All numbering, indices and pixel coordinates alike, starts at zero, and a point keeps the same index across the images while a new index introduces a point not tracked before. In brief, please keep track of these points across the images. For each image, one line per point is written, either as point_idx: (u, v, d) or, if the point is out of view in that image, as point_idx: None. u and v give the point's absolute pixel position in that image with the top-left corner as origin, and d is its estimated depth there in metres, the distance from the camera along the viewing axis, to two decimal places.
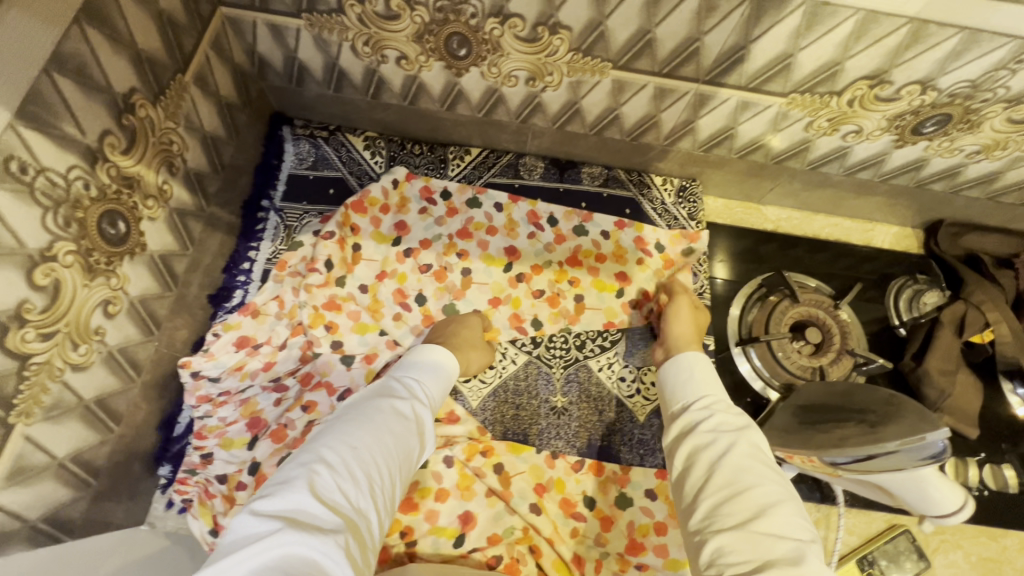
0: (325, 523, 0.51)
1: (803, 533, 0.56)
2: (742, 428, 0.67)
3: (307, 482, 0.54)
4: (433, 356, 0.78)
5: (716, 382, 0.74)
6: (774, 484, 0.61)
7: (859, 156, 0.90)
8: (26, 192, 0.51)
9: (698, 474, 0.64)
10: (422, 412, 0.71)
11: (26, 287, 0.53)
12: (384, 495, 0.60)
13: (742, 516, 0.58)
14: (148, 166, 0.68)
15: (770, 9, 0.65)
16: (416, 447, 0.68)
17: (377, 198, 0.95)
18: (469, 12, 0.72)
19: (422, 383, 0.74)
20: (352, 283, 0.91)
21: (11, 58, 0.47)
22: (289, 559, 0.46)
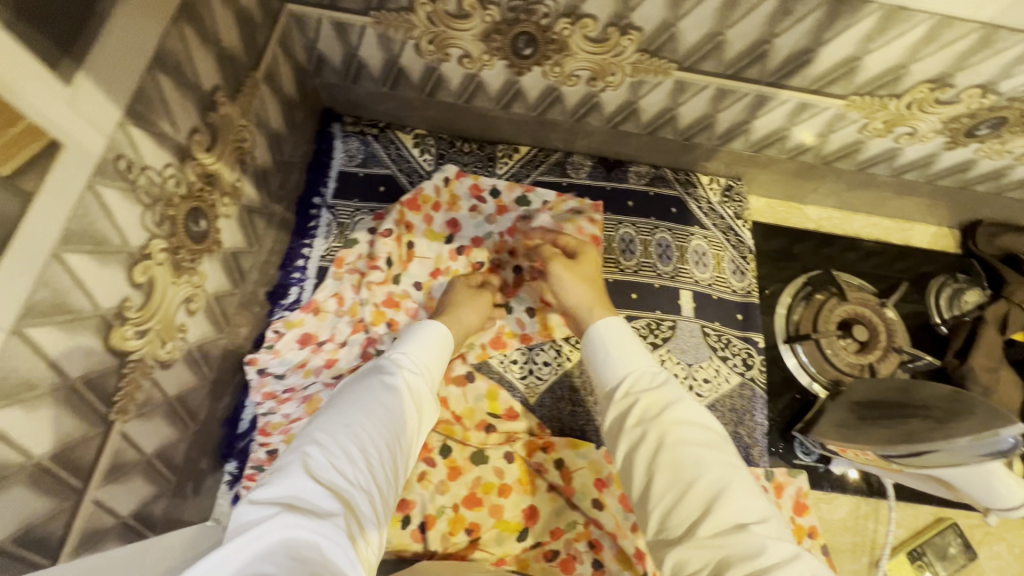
0: (322, 506, 0.51)
1: (754, 516, 0.55)
2: (671, 405, 0.64)
3: (302, 466, 0.54)
4: (422, 327, 0.77)
5: (634, 349, 0.72)
6: (719, 469, 0.58)
7: (909, 157, 0.92)
8: (131, 190, 0.51)
9: (643, 472, 0.61)
10: (415, 381, 0.70)
11: (128, 285, 0.53)
12: (389, 467, 0.60)
13: (691, 516, 0.56)
14: (226, 163, 0.68)
15: (845, 13, 0.66)
16: (414, 417, 0.66)
17: (429, 196, 0.96)
18: (542, 12, 0.72)
19: (409, 354, 0.72)
20: (407, 280, 0.92)
21: (125, 57, 0.47)
22: (288, 544, 0.46)
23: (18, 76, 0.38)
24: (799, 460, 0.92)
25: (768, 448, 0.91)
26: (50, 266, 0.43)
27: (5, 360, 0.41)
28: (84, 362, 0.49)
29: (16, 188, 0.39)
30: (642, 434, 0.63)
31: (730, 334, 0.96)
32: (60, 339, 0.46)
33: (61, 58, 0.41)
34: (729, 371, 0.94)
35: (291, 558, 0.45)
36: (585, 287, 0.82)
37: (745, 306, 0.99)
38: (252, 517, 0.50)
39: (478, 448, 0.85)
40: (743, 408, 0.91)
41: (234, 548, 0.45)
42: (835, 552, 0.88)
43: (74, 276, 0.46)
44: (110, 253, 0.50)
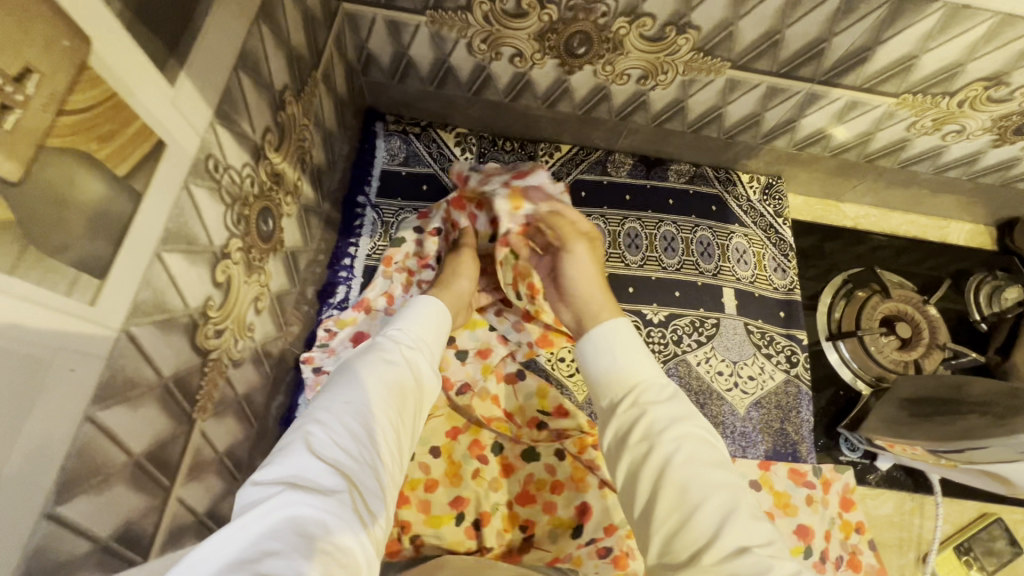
0: (327, 483, 0.48)
1: (759, 539, 0.50)
2: (679, 420, 0.60)
3: (304, 444, 0.51)
4: (418, 303, 0.73)
5: (642, 360, 0.67)
6: (724, 488, 0.54)
7: (954, 155, 0.93)
8: (217, 190, 0.52)
9: (645, 492, 0.56)
10: (415, 357, 0.66)
11: (211, 284, 0.54)
12: (391, 442, 0.57)
13: (694, 540, 0.51)
14: (290, 163, 0.68)
15: (908, 12, 0.67)
16: (415, 394, 0.64)
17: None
18: (601, 11, 0.72)
19: (408, 332, 0.69)
20: None
21: (218, 57, 0.48)
22: (296, 521, 0.43)
23: (136, 78, 0.38)
24: (845, 456, 0.93)
25: (813, 445, 0.92)
26: (152, 265, 0.44)
27: (114, 359, 0.41)
28: (174, 360, 0.49)
29: (129, 188, 0.39)
30: (647, 450, 0.58)
31: (774, 332, 0.97)
32: (158, 339, 0.46)
33: (169, 59, 0.41)
34: (773, 368, 0.94)
35: (299, 536, 0.42)
36: (596, 278, 0.80)
37: (788, 303, 0.99)
38: (256, 498, 0.46)
39: (529, 445, 0.85)
40: (788, 405, 0.92)
41: (236, 530, 0.41)
42: (882, 547, 0.89)
43: (170, 275, 0.46)
44: (199, 253, 0.50)
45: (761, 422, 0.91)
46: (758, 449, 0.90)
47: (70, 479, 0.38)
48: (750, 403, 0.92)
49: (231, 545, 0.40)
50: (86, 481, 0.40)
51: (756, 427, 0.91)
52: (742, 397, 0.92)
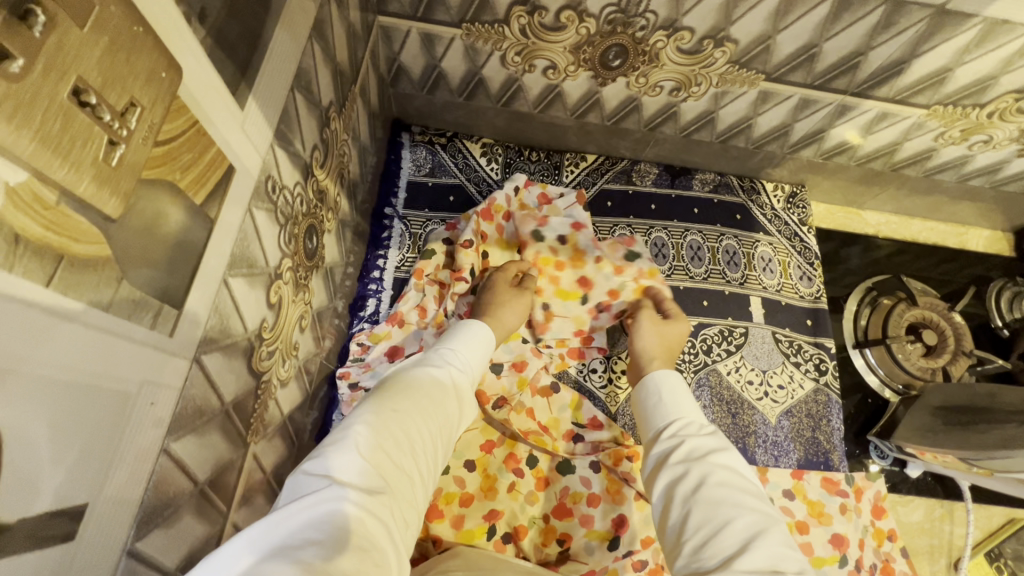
0: (368, 485, 0.43)
1: (792, 565, 0.47)
2: (718, 451, 0.59)
3: (350, 440, 0.45)
4: (470, 326, 0.71)
5: (689, 401, 0.67)
6: (757, 512, 0.52)
7: (979, 164, 0.94)
8: (273, 212, 0.51)
9: (678, 513, 0.54)
10: (463, 379, 0.63)
11: (266, 306, 0.53)
12: (431, 458, 0.52)
13: (725, 554, 0.48)
14: (331, 179, 0.68)
15: (947, 27, 0.67)
16: (457, 414, 0.59)
17: (502, 205, 0.94)
18: (640, 25, 0.72)
19: (458, 352, 0.66)
20: None
21: (278, 77, 0.47)
22: (337, 517, 0.39)
23: (213, 104, 0.37)
24: (875, 464, 0.93)
25: (845, 453, 0.92)
26: (220, 291, 0.43)
27: (187, 389, 0.40)
28: (235, 386, 0.49)
29: (203, 216, 0.39)
30: (684, 471, 0.57)
31: (801, 340, 0.97)
32: (222, 365, 0.45)
33: (240, 84, 0.41)
34: (803, 377, 0.94)
35: (339, 532, 0.38)
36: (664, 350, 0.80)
37: (814, 311, 1.00)
38: (295, 490, 0.42)
39: (564, 457, 0.84)
40: (819, 413, 0.92)
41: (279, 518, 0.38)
42: (913, 554, 0.90)
43: (234, 300, 0.45)
44: (257, 275, 0.50)
45: (793, 431, 0.91)
46: (791, 458, 0.89)
47: (147, 514, 0.38)
48: (781, 412, 0.92)
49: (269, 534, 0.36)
50: (160, 514, 0.39)
51: (787, 436, 0.90)
52: (772, 406, 0.92)
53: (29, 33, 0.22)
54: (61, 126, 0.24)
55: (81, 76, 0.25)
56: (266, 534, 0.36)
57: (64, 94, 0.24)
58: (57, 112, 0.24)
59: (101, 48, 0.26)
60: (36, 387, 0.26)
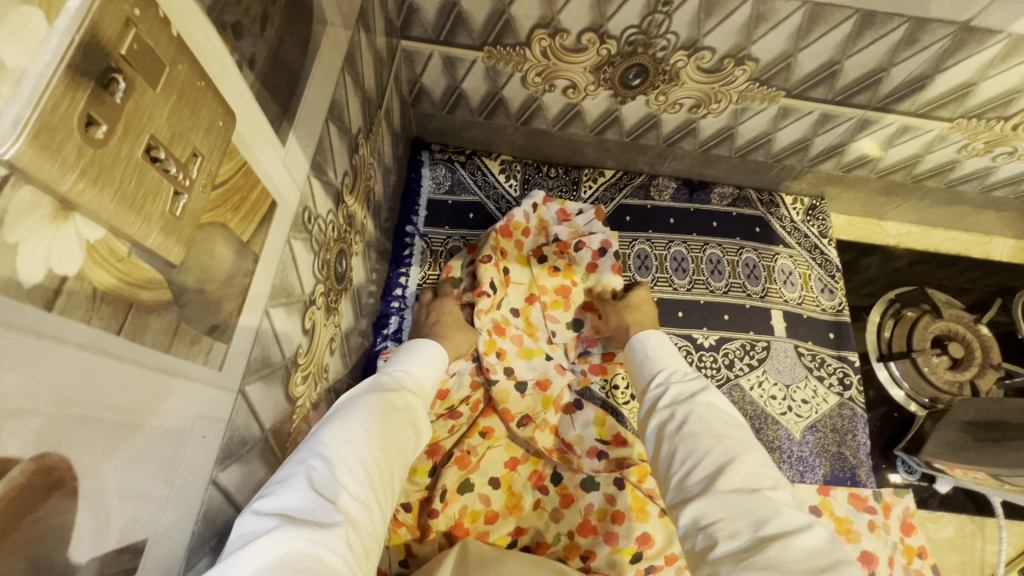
0: (325, 518, 0.41)
1: (767, 482, 0.48)
2: (703, 390, 0.59)
3: (302, 477, 0.44)
4: (420, 345, 0.71)
5: (676, 355, 0.68)
6: (737, 437, 0.52)
7: (1004, 175, 0.94)
8: (309, 240, 0.52)
9: (666, 448, 0.55)
10: (417, 399, 0.61)
11: (301, 333, 0.54)
12: (389, 484, 0.50)
13: (705, 478, 0.49)
14: (359, 202, 0.69)
15: (971, 43, 0.67)
16: (412, 438, 0.57)
17: (520, 222, 0.94)
18: (661, 45, 0.73)
19: (413, 374, 0.65)
20: (505, 307, 0.93)
21: (315, 112, 0.49)
22: (291, 557, 0.37)
23: (259, 143, 0.39)
24: (902, 478, 0.92)
25: (871, 468, 0.91)
26: (262, 321, 0.44)
27: (232, 420, 0.41)
28: (274, 412, 0.50)
29: (250, 250, 0.40)
30: (669, 414, 0.57)
31: (824, 354, 0.96)
32: (263, 393, 0.46)
33: (282, 122, 0.42)
34: (826, 392, 0.94)
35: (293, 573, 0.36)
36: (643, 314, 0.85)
37: (837, 324, 0.99)
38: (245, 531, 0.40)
39: (588, 474, 0.84)
40: (844, 428, 0.91)
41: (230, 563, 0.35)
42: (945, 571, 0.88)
43: (274, 330, 0.46)
44: (294, 303, 0.51)
45: (818, 446, 0.90)
46: (816, 474, 0.88)
47: (198, 542, 0.38)
48: (805, 427, 0.91)
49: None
50: (208, 543, 0.40)
51: (812, 451, 0.90)
52: (797, 421, 0.91)
53: (110, 99, 0.23)
54: (136, 183, 0.25)
55: (153, 135, 0.26)
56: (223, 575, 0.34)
57: (139, 152, 0.25)
58: (133, 169, 0.25)
59: (170, 107, 0.27)
60: (105, 431, 0.27)
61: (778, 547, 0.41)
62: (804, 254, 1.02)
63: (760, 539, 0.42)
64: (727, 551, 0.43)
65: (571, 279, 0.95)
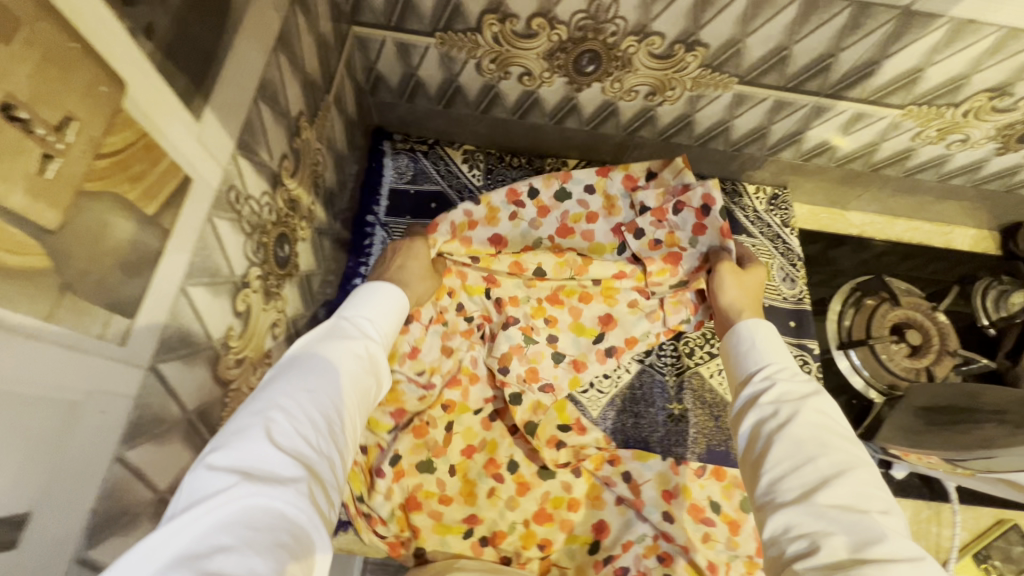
0: (288, 474, 0.41)
1: (877, 505, 0.50)
2: (809, 395, 0.60)
3: (260, 431, 0.43)
4: (375, 287, 0.66)
5: (782, 352, 0.68)
6: (846, 452, 0.54)
7: (958, 163, 0.94)
8: (238, 220, 0.51)
9: (764, 438, 0.58)
10: (378, 349, 0.60)
11: (231, 314, 0.53)
12: (347, 434, 0.50)
13: (806, 486, 0.52)
14: (303, 188, 0.68)
15: (914, 27, 0.68)
16: (372, 387, 0.57)
17: (578, 212, 0.93)
18: (611, 31, 0.73)
19: (375, 324, 0.62)
20: (585, 283, 0.91)
21: (239, 90, 0.48)
22: (252, 515, 0.37)
23: (162, 114, 0.38)
24: None
25: None
26: (178, 300, 0.43)
27: (143, 397, 0.40)
28: (198, 394, 0.49)
29: (158, 226, 0.39)
30: (772, 412, 0.60)
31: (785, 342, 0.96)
32: (183, 374, 0.45)
33: (194, 96, 0.41)
34: None
35: (255, 531, 0.36)
36: (750, 301, 0.83)
37: (797, 313, 0.99)
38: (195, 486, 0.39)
39: (546, 463, 0.83)
40: None
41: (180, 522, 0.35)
42: None
43: (196, 309, 0.46)
44: (220, 283, 0.50)
45: None
46: None
47: (99, 521, 0.38)
48: None
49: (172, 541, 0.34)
50: (115, 522, 0.39)
51: None
52: None
53: None
54: None
55: (9, 93, 0.27)
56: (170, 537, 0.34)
57: None
58: None
59: (31, 65, 0.28)
60: None
61: (876, 567, 0.44)
62: (769, 242, 1.02)
63: (857, 558, 0.45)
64: (818, 561, 0.47)
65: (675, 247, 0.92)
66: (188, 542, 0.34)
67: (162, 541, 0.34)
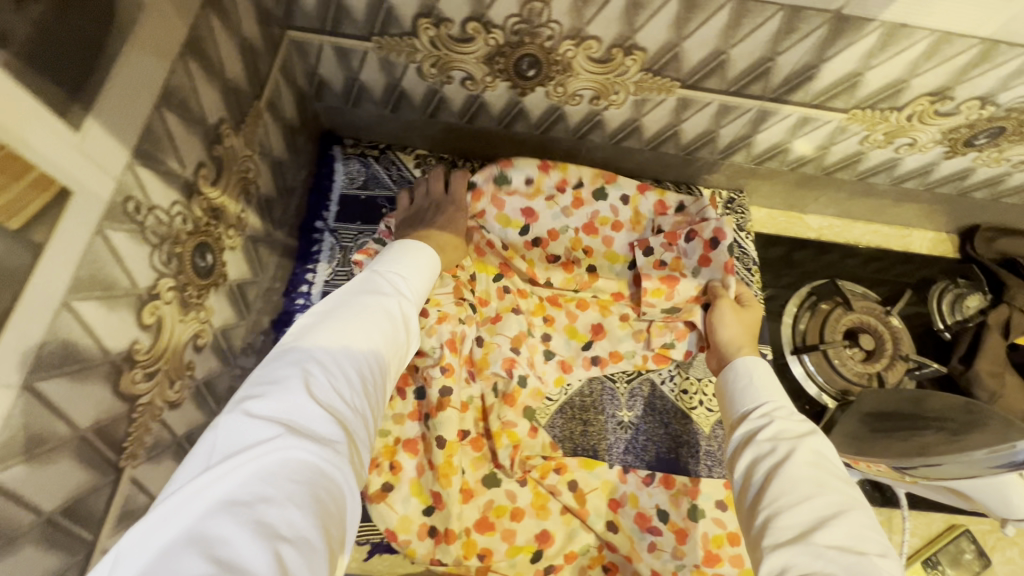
0: (324, 430, 0.44)
1: (875, 548, 0.52)
2: (805, 434, 0.64)
3: (299, 385, 0.46)
4: (405, 245, 0.70)
5: (777, 392, 0.72)
6: (840, 493, 0.57)
7: (909, 167, 0.93)
8: (139, 232, 0.50)
9: (762, 475, 0.61)
10: (409, 311, 0.62)
11: (136, 328, 0.52)
12: (378, 390, 0.53)
13: (803, 526, 0.54)
14: (230, 196, 0.67)
15: (848, 31, 0.67)
16: (404, 344, 0.59)
17: (607, 216, 0.94)
18: (547, 35, 0.72)
19: (403, 286, 0.64)
20: (586, 292, 0.95)
21: (131, 98, 0.46)
22: (292, 466, 0.40)
23: (22, 125, 0.37)
24: None
25: None
26: (59, 318, 0.42)
27: (15, 417, 0.39)
28: (95, 411, 0.48)
29: (27, 242, 0.38)
30: (770, 449, 0.63)
31: None
32: (70, 391, 0.44)
33: (68, 107, 0.40)
34: None
35: (294, 483, 0.39)
36: (746, 335, 0.83)
37: None
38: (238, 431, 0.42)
39: (490, 471, 0.84)
40: None
41: (223, 472, 0.39)
42: None
43: (85, 325, 0.45)
44: (119, 298, 0.49)
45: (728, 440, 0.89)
46: (724, 469, 0.87)
47: None
48: (715, 421, 0.91)
49: (217, 490, 0.37)
50: None
51: (721, 445, 0.89)
52: (707, 415, 0.91)
53: None
54: None
55: None
56: (215, 484, 0.38)
57: None
58: None
59: None
60: None
61: None
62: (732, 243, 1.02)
63: None
64: None
65: (679, 273, 0.92)
66: (233, 490, 0.38)
67: (213, 483, 0.38)
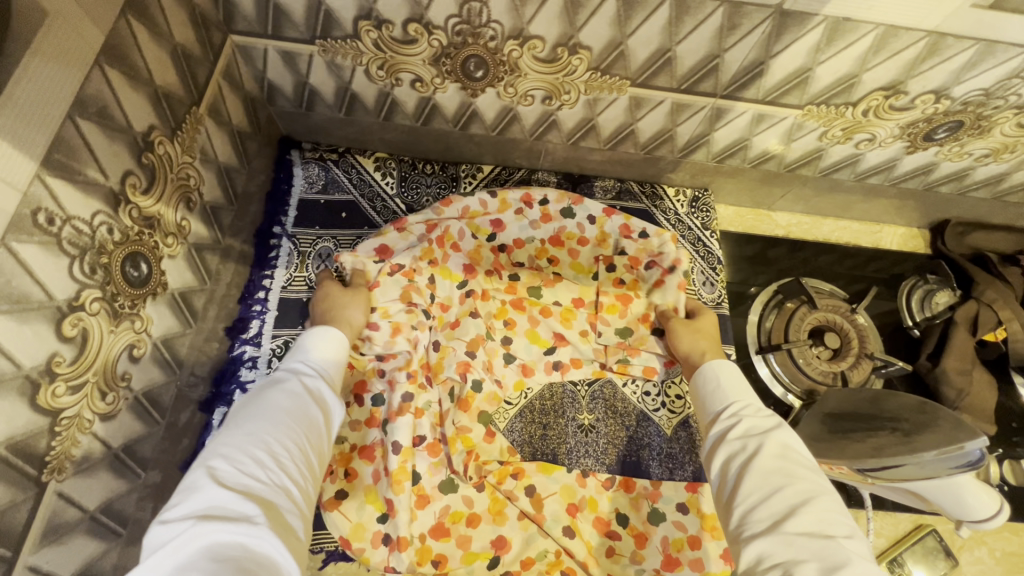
0: (239, 510, 0.44)
1: (841, 530, 0.51)
2: (772, 427, 0.63)
3: (205, 479, 0.46)
4: (320, 328, 0.70)
5: (743, 386, 0.71)
6: (807, 480, 0.56)
7: (872, 162, 0.92)
8: (54, 244, 0.50)
9: (735, 473, 0.60)
10: (319, 380, 0.62)
11: (56, 340, 0.51)
12: (303, 464, 0.53)
13: (774, 516, 0.54)
14: (168, 204, 0.66)
15: (791, 26, 0.65)
16: (321, 412, 0.59)
17: (573, 232, 0.95)
18: (489, 35, 0.71)
19: (310, 360, 0.65)
20: (548, 296, 0.95)
21: (36, 108, 0.46)
22: (209, 550, 0.40)
23: None
24: None
25: None
26: None
27: None
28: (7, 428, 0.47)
29: None
30: (742, 446, 0.62)
31: None
32: None
33: None
34: None
35: (216, 562, 0.40)
36: (705, 344, 0.83)
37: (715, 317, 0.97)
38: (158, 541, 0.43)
39: (447, 475, 0.84)
40: None
41: None
42: None
43: None
44: (32, 310, 0.48)
45: (690, 442, 0.87)
46: (686, 471, 0.86)
47: None
48: (679, 423, 0.89)
49: None
50: None
51: (684, 448, 0.87)
52: (670, 417, 0.89)
53: None
54: None
55: None
56: None
57: None
58: None
59: None
60: None
61: None
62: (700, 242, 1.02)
63: None
64: None
65: (635, 292, 0.95)
66: None
67: None
